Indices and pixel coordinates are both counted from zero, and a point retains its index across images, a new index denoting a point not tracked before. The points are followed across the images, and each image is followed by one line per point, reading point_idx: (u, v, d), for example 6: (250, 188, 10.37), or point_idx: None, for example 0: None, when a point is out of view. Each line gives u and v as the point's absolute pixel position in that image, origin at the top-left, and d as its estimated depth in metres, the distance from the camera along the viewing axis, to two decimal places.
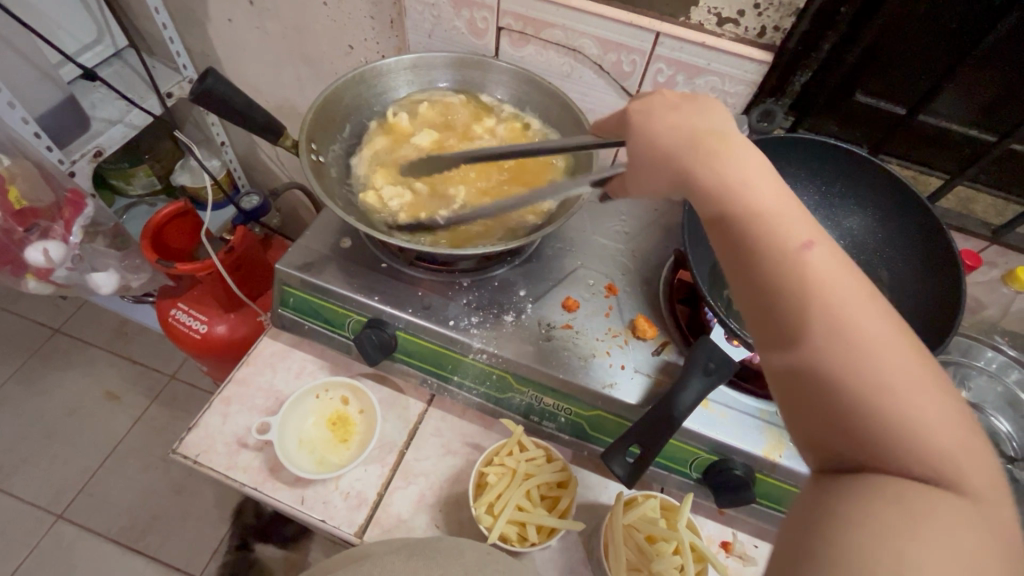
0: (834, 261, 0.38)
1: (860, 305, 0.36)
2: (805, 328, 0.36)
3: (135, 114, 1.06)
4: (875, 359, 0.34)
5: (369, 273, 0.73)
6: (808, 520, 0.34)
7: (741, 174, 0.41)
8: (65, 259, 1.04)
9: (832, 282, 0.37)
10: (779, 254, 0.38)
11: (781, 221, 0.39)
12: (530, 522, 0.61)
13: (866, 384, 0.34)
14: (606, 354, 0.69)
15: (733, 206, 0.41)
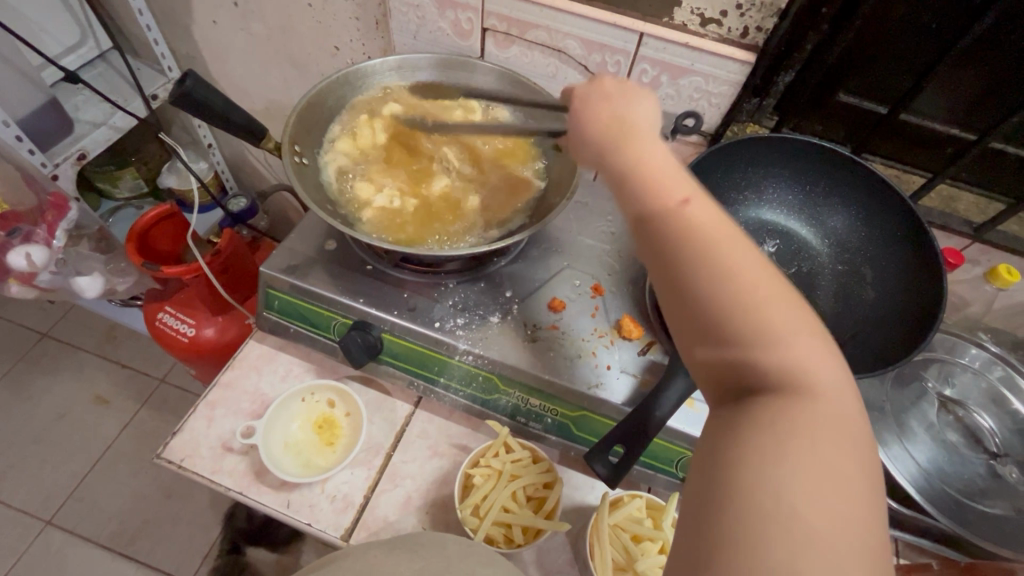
0: (709, 208, 0.39)
1: (735, 247, 0.38)
2: (686, 269, 0.38)
3: (119, 116, 1.05)
4: (747, 293, 0.36)
5: (354, 276, 0.73)
6: (702, 458, 0.35)
7: (639, 139, 0.44)
8: (49, 263, 1.01)
9: (710, 228, 0.38)
10: (664, 208, 0.40)
11: (667, 178, 0.41)
12: (516, 523, 0.61)
13: (741, 319, 0.36)
14: (592, 354, 0.69)
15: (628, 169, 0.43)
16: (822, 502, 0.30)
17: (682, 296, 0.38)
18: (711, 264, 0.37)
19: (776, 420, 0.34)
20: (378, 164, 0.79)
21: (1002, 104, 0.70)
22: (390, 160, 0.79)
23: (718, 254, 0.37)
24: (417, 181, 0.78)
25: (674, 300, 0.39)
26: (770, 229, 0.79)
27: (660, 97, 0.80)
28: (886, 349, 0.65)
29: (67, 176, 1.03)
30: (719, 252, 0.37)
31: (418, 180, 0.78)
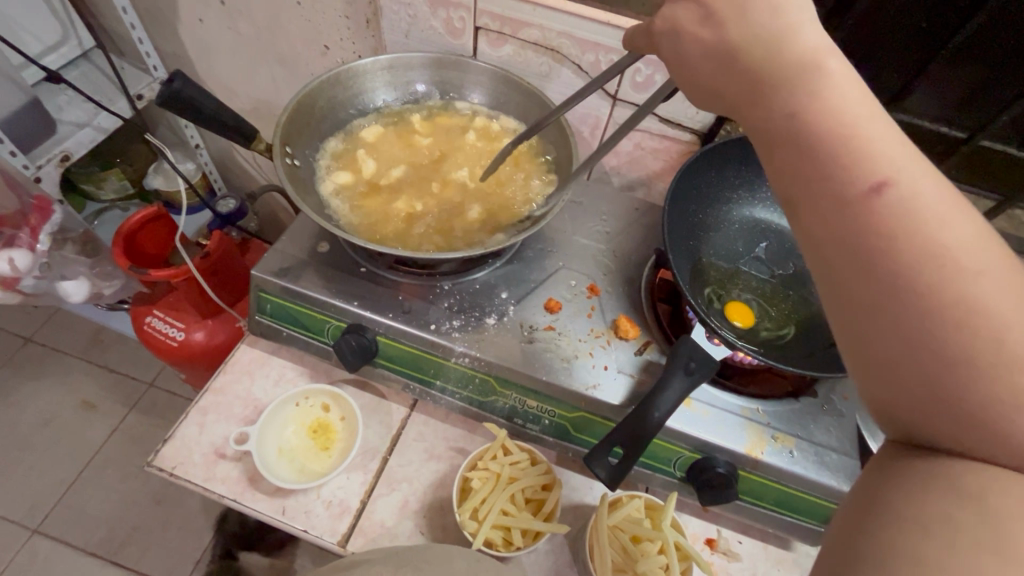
0: (927, 199, 0.32)
1: (962, 264, 0.31)
2: (890, 280, 0.32)
3: (103, 116, 1.03)
4: (972, 326, 0.30)
5: (347, 278, 0.72)
6: (868, 494, 0.34)
7: (816, 93, 0.34)
8: (32, 269, 0.97)
9: (927, 238, 0.31)
10: (851, 199, 0.33)
11: (866, 157, 0.33)
12: (515, 526, 0.60)
13: (958, 361, 0.30)
14: (589, 354, 0.69)
15: (799, 139, 0.35)
16: None
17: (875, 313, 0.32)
18: (920, 284, 0.31)
19: (984, 479, 0.30)
20: (379, 175, 0.78)
21: (990, 101, 0.71)
22: (390, 171, 0.79)
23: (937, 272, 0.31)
24: (423, 191, 0.78)
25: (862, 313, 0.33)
26: (764, 228, 0.79)
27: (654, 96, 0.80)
28: None
29: (51, 178, 1.01)
30: (936, 272, 0.31)
31: (424, 190, 0.78)
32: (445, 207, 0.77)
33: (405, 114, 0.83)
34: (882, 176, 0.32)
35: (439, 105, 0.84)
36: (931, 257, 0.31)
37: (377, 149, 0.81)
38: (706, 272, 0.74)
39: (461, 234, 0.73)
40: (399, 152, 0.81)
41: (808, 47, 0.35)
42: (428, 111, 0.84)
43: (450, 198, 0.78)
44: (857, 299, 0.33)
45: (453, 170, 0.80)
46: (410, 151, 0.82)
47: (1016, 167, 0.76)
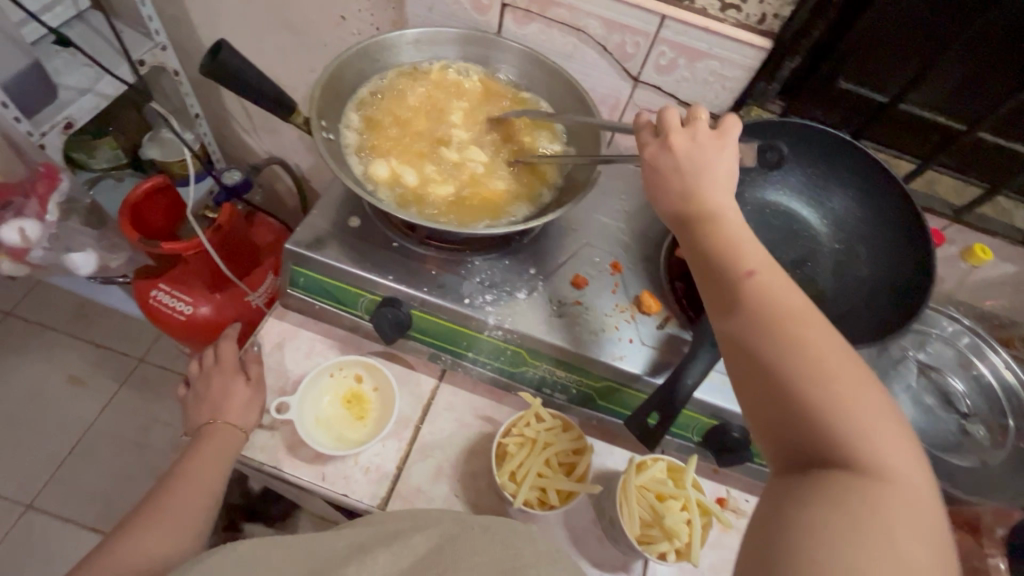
0: (774, 283, 0.48)
1: (804, 323, 0.46)
2: (758, 338, 0.46)
3: (105, 82, 0.98)
4: (812, 367, 0.44)
5: (380, 252, 0.73)
6: (769, 517, 0.41)
7: (721, 210, 0.52)
8: (42, 240, 1.02)
9: (775, 305, 0.47)
10: (733, 279, 0.49)
11: (744, 250, 0.50)
12: (550, 487, 0.65)
13: (805, 396, 0.43)
14: (614, 328, 0.72)
15: (706, 238, 0.51)
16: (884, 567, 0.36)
17: (756, 364, 0.46)
18: (777, 339, 0.45)
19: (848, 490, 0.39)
20: (406, 166, 0.76)
21: (986, 95, 0.77)
22: (417, 166, 0.76)
23: (788, 331, 0.45)
24: (464, 173, 0.77)
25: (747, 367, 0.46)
26: (775, 210, 0.82)
27: (676, 79, 0.82)
28: (879, 324, 0.72)
29: (55, 146, 0.95)
30: (784, 327, 0.45)
31: (465, 173, 0.77)
32: (476, 174, 0.77)
33: (394, 89, 0.80)
34: (753, 261, 0.49)
35: (414, 66, 0.82)
36: (784, 318, 0.46)
37: (388, 141, 0.77)
38: None
39: (493, 203, 0.75)
40: (412, 136, 0.79)
41: (717, 177, 0.53)
42: (409, 80, 0.81)
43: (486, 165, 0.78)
44: (743, 356, 0.47)
45: (467, 145, 0.79)
46: (420, 133, 0.79)
47: (1005, 157, 0.82)
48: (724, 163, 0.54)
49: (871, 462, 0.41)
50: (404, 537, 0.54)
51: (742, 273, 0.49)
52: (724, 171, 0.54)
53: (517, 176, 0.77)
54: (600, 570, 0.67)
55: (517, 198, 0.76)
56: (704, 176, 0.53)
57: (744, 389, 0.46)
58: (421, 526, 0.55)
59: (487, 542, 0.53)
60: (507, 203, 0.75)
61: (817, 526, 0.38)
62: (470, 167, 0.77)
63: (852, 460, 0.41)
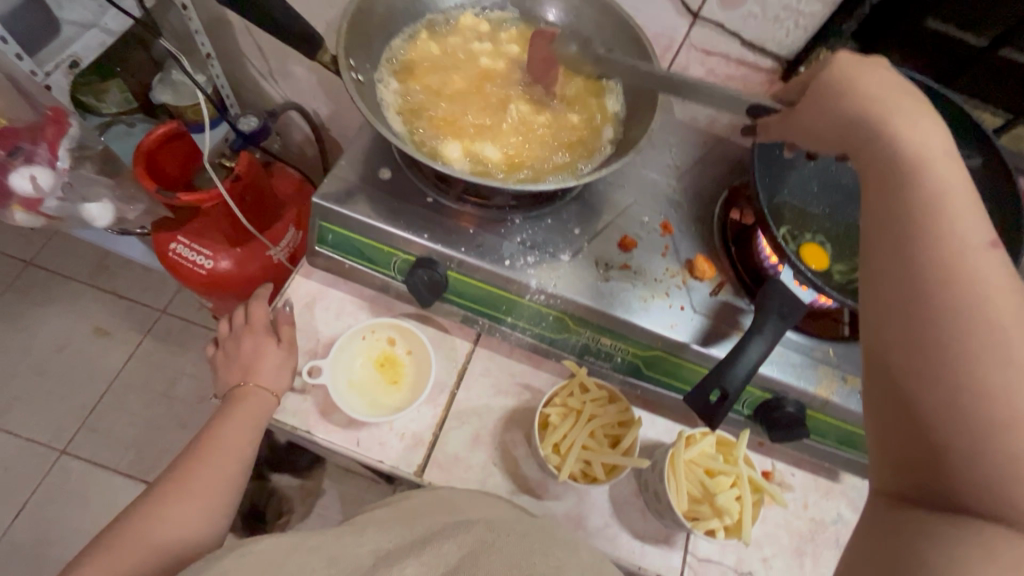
0: (991, 281, 0.37)
1: (1014, 340, 0.35)
2: (946, 344, 0.36)
3: (110, 16, 0.89)
4: (1007, 398, 0.34)
5: (414, 208, 0.67)
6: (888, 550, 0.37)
7: (941, 164, 0.41)
8: (54, 188, 0.96)
9: (980, 308, 0.36)
10: (935, 259, 0.38)
11: (963, 227, 0.39)
12: (596, 460, 0.62)
13: (991, 432, 0.34)
14: (665, 295, 0.67)
15: (914, 193, 0.40)
16: None
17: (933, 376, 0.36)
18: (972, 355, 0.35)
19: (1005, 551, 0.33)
20: (444, 114, 0.69)
21: None
22: (489, 136, 0.69)
23: (990, 346, 0.35)
24: (531, 133, 0.70)
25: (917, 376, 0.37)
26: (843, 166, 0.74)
27: (742, 16, 0.73)
28: None
29: (61, 87, 0.89)
30: (984, 340, 0.35)
31: (532, 135, 0.70)
32: (521, 121, 0.70)
33: (427, 38, 0.72)
34: (967, 246, 0.38)
35: (444, 18, 0.75)
36: (988, 329, 0.36)
37: (427, 90, 0.70)
38: (782, 211, 0.69)
39: (541, 155, 0.68)
40: (449, 78, 0.71)
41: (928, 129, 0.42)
42: (440, 32, 0.74)
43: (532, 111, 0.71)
44: (914, 363, 0.37)
45: (525, 102, 0.72)
46: (469, 91, 0.71)
47: None
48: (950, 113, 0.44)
49: None
50: (433, 544, 0.46)
51: (948, 256, 0.38)
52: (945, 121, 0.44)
53: (575, 132, 0.71)
54: (642, 542, 0.66)
55: (566, 149, 0.69)
56: (928, 117, 0.43)
57: (907, 400, 0.38)
58: (455, 530, 0.48)
59: (525, 548, 0.47)
60: (556, 155, 0.69)
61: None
62: (514, 113, 0.70)
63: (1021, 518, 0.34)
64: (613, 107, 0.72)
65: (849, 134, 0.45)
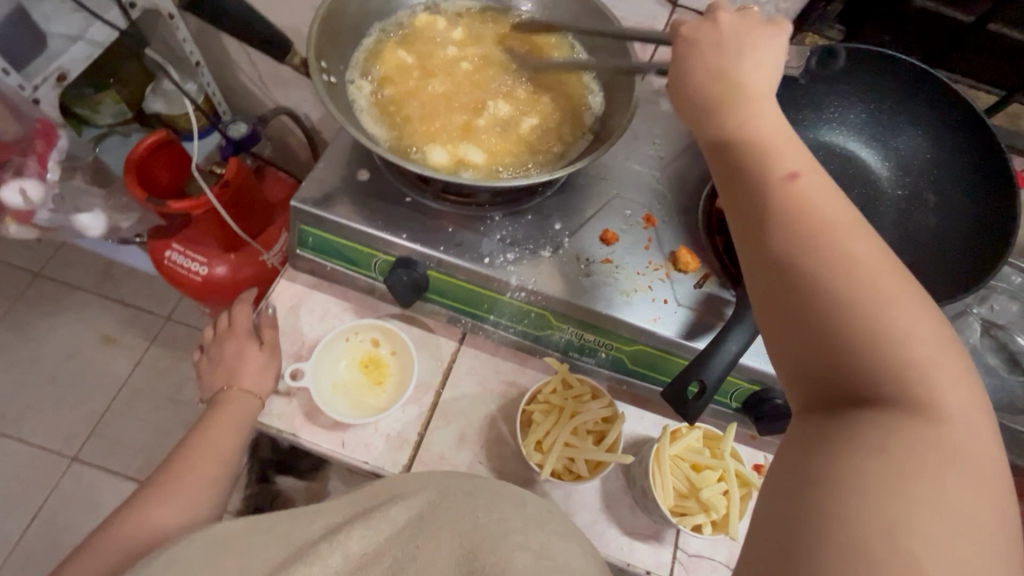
0: (820, 188, 0.39)
1: (853, 234, 0.37)
2: (796, 251, 0.37)
3: (95, 28, 0.91)
4: (856, 283, 0.35)
5: (392, 208, 0.67)
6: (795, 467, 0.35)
7: (753, 109, 0.43)
8: (45, 201, 0.98)
9: (818, 214, 0.38)
10: (769, 182, 0.40)
11: (779, 152, 0.41)
12: (579, 457, 0.62)
13: (849, 320, 0.35)
14: (647, 288, 0.66)
15: (736, 136, 0.42)
16: (941, 535, 0.29)
17: (792, 282, 0.37)
18: (817, 254, 0.37)
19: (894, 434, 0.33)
20: (418, 113, 0.69)
21: None
22: (466, 133, 0.69)
23: (831, 243, 0.37)
24: (510, 131, 0.69)
25: (779, 286, 0.38)
26: (834, 151, 0.74)
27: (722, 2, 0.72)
28: (942, 273, 0.64)
29: (50, 100, 0.90)
30: (827, 239, 0.37)
31: (510, 128, 0.69)
32: (498, 115, 0.70)
33: (399, 37, 0.72)
34: (794, 162, 0.40)
35: (408, 20, 0.74)
36: (824, 227, 0.37)
37: (402, 89, 0.70)
38: None
39: (520, 148, 0.68)
40: (422, 76, 0.71)
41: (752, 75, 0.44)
42: (412, 29, 0.73)
43: (511, 104, 0.71)
44: (773, 274, 0.38)
45: (501, 100, 0.71)
46: (443, 86, 0.71)
47: None
48: (763, 57, 0.45)
49: (919, 399, 0.33)
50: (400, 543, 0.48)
51: (776, 177, 0.40)
52: (767, 64, 0.45)
53: (555, 124, 0.70)
54: (632, 539, 0.65)
55: (548, 140, 0.69)
56: (739, 68, 0.44)
57: (775, 313, 0.38)
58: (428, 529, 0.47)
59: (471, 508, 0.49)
60: (537, 146, 0.69)
61: (848, 464, 0.32)
62: (489, 107, 0.70)
63: (898, 396, 0.34)
64: (593, 96, 0.71)
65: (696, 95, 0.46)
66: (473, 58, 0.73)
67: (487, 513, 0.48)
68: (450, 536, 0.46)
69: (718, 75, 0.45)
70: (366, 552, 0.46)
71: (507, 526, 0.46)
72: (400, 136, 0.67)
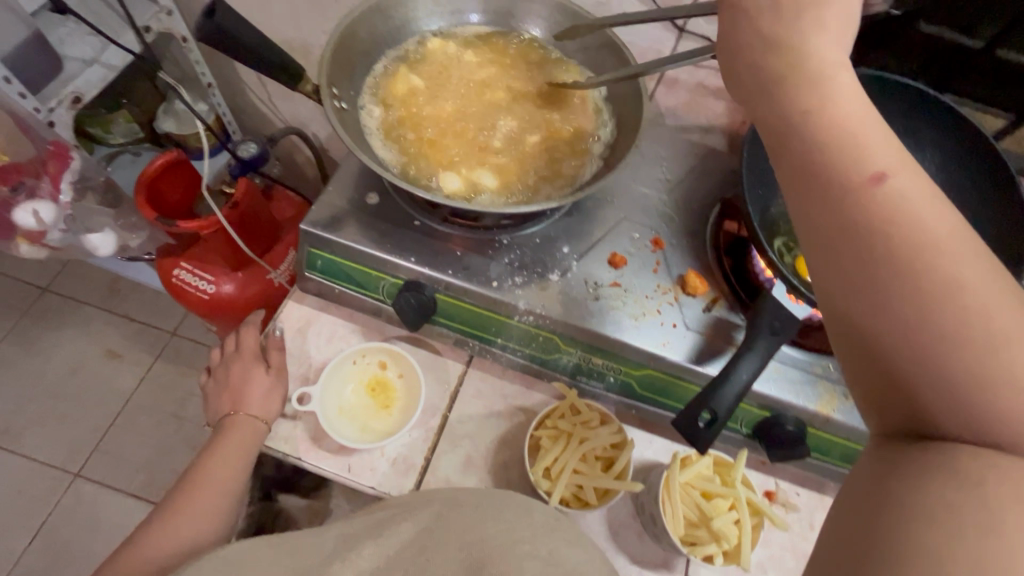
0: (913, 193, 0.35)
1: (949, 247, 0.34)
2: (884, 268, 0.35)
3: (110, 52, 0.93)
4: (955, 307, 0.33)
5: (401, 232, 0.68)
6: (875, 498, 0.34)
7: (827, 90, 0.38)
8: (58, 221, 1.00)
9: (911, 225, 0.35)
10: (854, 184, 0.36)
11: (866, 146, 0.37)
12: (587, 484, 0.61)
13: (946, 348, 0.33)
14: (656, 312, 0.66)
15: (814, 125, 0.38)
16: None
17: (880, 304, 0.35)
18: (907, 279, 0.34)
19: (989, 475, 0.31)
20: (431, 136, 0.70)
21: None
22: (479, 156, 0.69)
23: (925, 260, 0.34)
24: (518, 155, 0.70)
25: (865, 305, 0.35)
26: None
27: None
28: None
29: (64, 122, 0.92)
30: (919, 254, 0.34)
31: (521, 150, 0.70)
32: (509, 136, 0.71)
33: (411, 60, 0.73)
34: (882, 161, 0.36)
35: (418, 44, 0.74)
36: (917, 241, 0.34)
37: (418, 112, 0.71)
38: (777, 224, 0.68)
39: (532, 170, 0.69)
40: (434, 101, 0.72)
41: (825, 43, 0.39)
42: (426, 51, 0.74)
43: (523, 125, 0.72)
44: (857, 293, 0.36)
45: (509, 123, 0.72)
46: (455, 110, 0.72)
47: None
48: (835, 14, 0.39)
49: (1022, 433, 0.31)
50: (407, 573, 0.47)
51: (861, 180, 0.36)
52: (840, 22, 0.39)
53: (565, 145, 0.71)
54: (641, 567, 0.64)
55: (559, 162, 0.70)
56: (805, 38, 0.39)
57: (860, 334, 0.36)
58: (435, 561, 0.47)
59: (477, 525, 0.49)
60: (548, 167, 0.69)
61: (934, 509, 0.31)
62: (500, 129, 0.71)
63: (996, 431, 0.32)
64: (601, 117, 0.72)
65: (760, 69, 0.41)
66: (485, 81, 0.74)
67: (495, 523, 0.49)
68: (454, 551, 0.47)
69: (778, 47, 0.40)
70: (378, 565, 0.47)
71: (510, 541, 0.48)
72: (412, 159, 0.68)
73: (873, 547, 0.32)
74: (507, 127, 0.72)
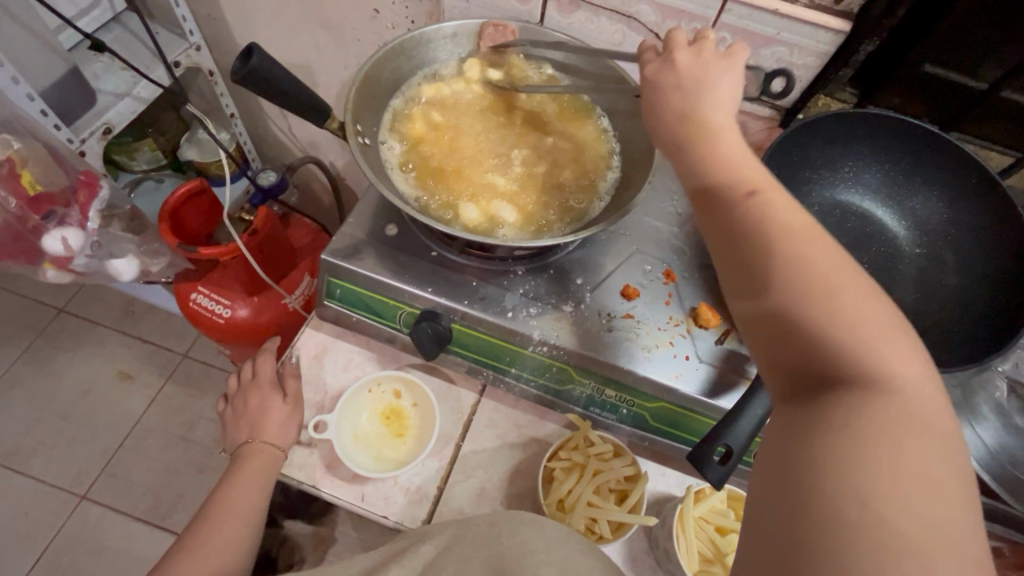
0: (777, 199, 0.41)
1: (809, 234, 0.39)
2: (761, 255, 0.39)
3: (142, 86, 0.97)
4: (814, 279, 0.37)
5: (418, 263, 0.69)
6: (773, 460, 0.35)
7: (716, 136, 0.46)
8: (84, 247, 1.02)
9: (777, 221, 0.40)
10: (733, 196, 0.42)
11: (739, 169, 0.43)
12: (601, 517, 0.61)
13: (812, 317, 0.36)
14: (669, 344, 0.67)
15: (710, 161, 0.44)
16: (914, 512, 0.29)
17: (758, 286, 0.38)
18: (777, 258, 0.38)
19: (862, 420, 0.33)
20: (446, 169, 0.72)
21: None
22: (494, 188, 0.71)
23: (789, 245, 0.38)
24: (530, 189, 0.72)
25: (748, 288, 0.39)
26: (850, 211, 0.76)
27: None
28: (966, 333, 0.64)
29: (94, 152, 0.95)
30: (784, 241, 0.39)
31: (535, 183, 0.72)
32: (523, 169, 0.73)
33: (429, 95, 0.76)
34: (753, 179, 0.43)
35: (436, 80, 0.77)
36: (781, 232, 0.39)
37: (438, 146, 0.74)
38: None
39: (544, 203, 0.71)
40: (451, 135, 0.75)
41: (716, 107, 0.47)
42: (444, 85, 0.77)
43: (535, 158, 0.74)
44: (743, 282, 0.39)
45: (522, 156, 0.74)
46: (470, 143, 0.75)
47: None
48: (724, 90, 0.48)
49: (878, 380, 0.34)
50: None
51: (737, 194, 0.42)
52: (729, 91, 0.48)
53: (577, 180, 0.73)
54: None
55: (572, 195, 0.71)
56: (705, 102, 0.47)
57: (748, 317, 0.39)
58: None
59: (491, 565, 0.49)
60: (560, 201, 0.71)
61: (820, 459, 0.32)
62: (515, 162, 0.74)
63: (856, 381, 0.35)
64: (613, 152, 0.74)
65: (670, 126, 0.48)
66: (499, 116, 0.77)
67: (511, 536, 0.50)
68: None
69: (687, 111, 0.47)
70: None
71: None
72: (429, 193, 0.70)
73: (778, 508, 0.32)
74: (520, 159, 0.74)
